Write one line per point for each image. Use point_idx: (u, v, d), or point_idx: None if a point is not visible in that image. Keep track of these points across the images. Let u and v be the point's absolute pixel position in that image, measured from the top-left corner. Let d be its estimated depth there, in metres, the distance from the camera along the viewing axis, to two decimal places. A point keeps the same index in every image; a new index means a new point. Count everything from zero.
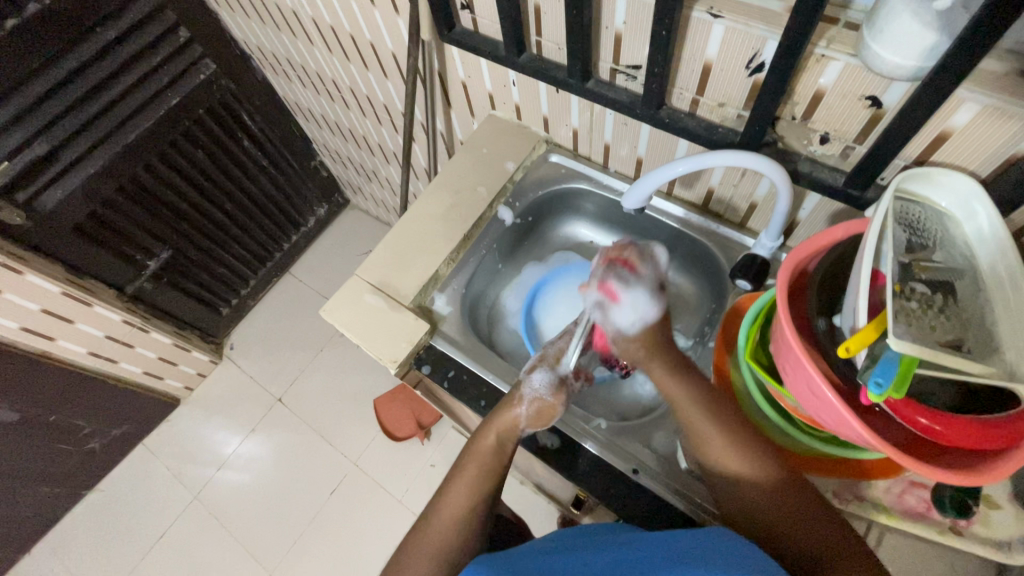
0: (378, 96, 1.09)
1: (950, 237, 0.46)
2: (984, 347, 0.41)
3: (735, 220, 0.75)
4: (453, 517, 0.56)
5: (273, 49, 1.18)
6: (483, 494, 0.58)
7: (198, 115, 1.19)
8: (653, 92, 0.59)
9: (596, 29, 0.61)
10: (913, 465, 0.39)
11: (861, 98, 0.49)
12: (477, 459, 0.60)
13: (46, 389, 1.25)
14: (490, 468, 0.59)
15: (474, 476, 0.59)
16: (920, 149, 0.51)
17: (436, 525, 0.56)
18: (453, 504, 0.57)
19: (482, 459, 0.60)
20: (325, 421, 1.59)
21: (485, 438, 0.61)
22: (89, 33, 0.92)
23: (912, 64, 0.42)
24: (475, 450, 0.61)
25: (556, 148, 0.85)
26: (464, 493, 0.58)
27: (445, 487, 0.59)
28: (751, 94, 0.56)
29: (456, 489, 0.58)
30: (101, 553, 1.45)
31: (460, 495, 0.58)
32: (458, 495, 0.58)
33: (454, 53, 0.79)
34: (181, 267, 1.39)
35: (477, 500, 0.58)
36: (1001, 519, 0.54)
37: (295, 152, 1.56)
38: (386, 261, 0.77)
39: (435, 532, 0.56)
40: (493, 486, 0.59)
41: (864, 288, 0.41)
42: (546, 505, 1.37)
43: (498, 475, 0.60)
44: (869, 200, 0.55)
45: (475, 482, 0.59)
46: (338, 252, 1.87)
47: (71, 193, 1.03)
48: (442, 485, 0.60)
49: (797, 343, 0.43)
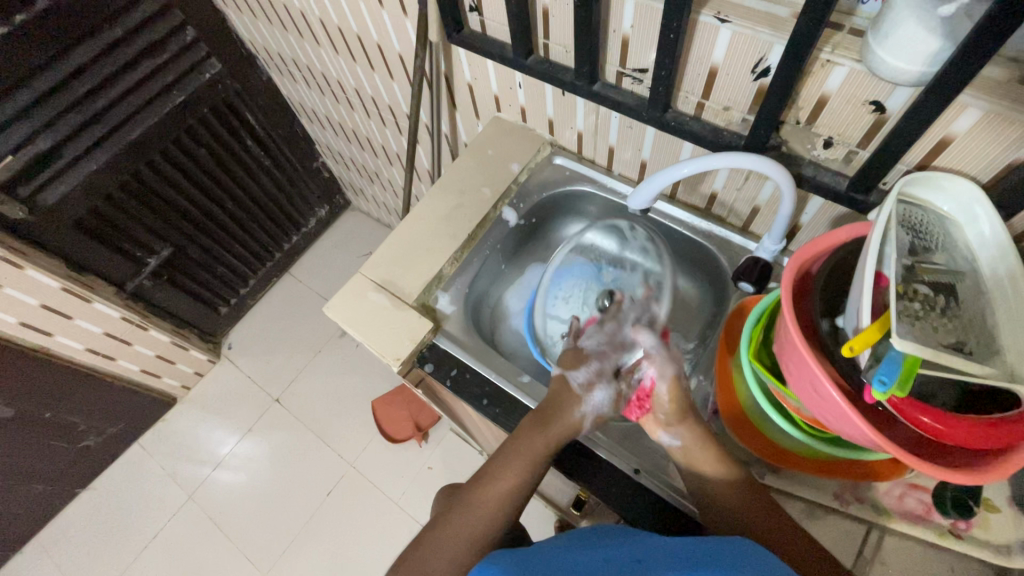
0: (383, 97, 1.09)
1: (951, 240, 0.47)
2: (985, 349, 0.41)
3: (737, 224, 0.75)
4: (496, 508, 0.57)
5: (279, 49, 1.19)
6: (524, 489, 0.59)
7: (202, 114, 1.20)
8: (659, 96, 0.60)
9: (604, 33, 0.62)
10: (916, 464, 0.39)
11: (865, 103, 0.50)
12: (529, 454, 0.60)
13: (43, 385, 1.24)
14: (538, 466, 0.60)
15: (521, 471, 0.59)
16: (922, 154, 0.52)
17: (478, 508, 0.57)
18: (497, 492, 0.58)
19: (532, 453, 0.60)
20: (323, 422, 1.59)
21: (535, 437, 0.61)
22: (97, 30, 0.92)
23: (916, 70, 0.42)
24: (526, 443, 0.61)
25: (560, 150, 0.86)
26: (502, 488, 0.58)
27: (490, 470, 0.60)
28: (755, 99, 0.57)
29: (502, 477, 0.59)
30: (93, 552, 1.43)
31: (506, 485, 0.58)
32: (496, 488, 0.58)
33: (461, 55, 0.80)
34: (181, 265, 1.38)
35: (517, 496, 0.58)
36: (1000, 522, 0.54)
37: (298, 152, 1.56)
38: (391, 259, 0.77)
39: (471, 519, 0.56)
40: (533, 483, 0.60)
41: (868, 288, 0.41)
42: (544, 509, 1.36)
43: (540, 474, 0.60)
44: (872, 204, 0.56)
45: (521, 477, 0.59)
46: (339, 253, 1.87)
47: (73, 188, 1.03)
48: (489, 465, 0.61)
49: (801, 342, 0.44)
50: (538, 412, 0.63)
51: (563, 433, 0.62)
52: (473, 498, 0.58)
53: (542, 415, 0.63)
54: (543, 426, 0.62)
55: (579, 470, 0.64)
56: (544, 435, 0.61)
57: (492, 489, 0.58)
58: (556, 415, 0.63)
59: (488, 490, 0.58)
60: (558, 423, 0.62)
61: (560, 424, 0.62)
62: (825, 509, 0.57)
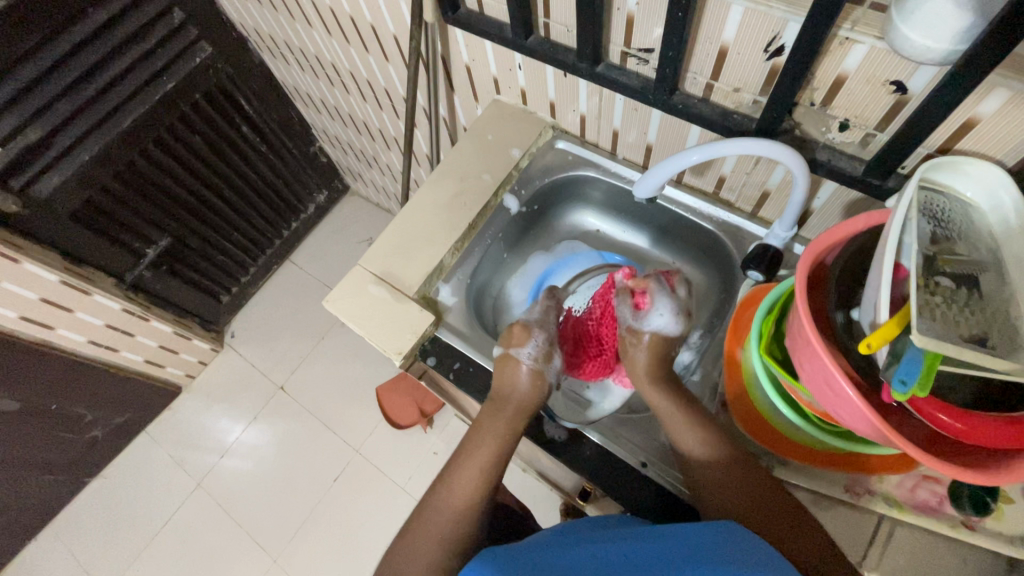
0: (379, 80, 1.06)
1: (975, 228, 0.45)
2: (1008, 342, 0.39)
3: (746, 209, 0.73)
4: (462, 502, 0.58)
5: (271, 31, 1.15)
6: (491, 477, 0.60)
7: (194, 100, 1.16)
8: (666, 77, 0.57)
9: (608, 10, 0.59)
10: (935, 463, 0.38)
11: (885, 83, 0.47)
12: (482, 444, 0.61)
13: (47, 378, 1.24)
14: (501, 448, 0.61)
15: (483, 457, 0.61)
16: (944, 137, 0.49)
17: (453, 504, 0.58)
18: (462, 486, 0.59)
19: (494, 434, 0.62)
20: (327, 408, 1.59)
21: (494, 423, 0.62)
22: (81, 14, 0.89)
23: (943, 48, 0.40)
24: (487, 427, 0.62)
25: (562, 134, 0.83)
26: (469, 481, 0.59)
27: (457, 465, 0.61)
28: (768, 79, 0.54)
29: (465, 469, 0.60)
30: (106, 539, 1.46)
31: (469, 483, 0.59)
32: (464, 483, 0.59)
33: (458, 36, 0.77)
34: (179, 253, 1.37)
35: (483, 484, 0.59)
36: (1015, 514, 0.54)
37: (293, 137, 1.53)
38: (390, 250, 0.76)
39: (445, 519, 0.56)
40: (499, 466, 0.61)
41: (887, 280, 0.39)
42: (548, 493, 1.37)
43: (505, 459, 0.62)
44: (890, 189, 0.53)
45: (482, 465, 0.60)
46: (338, 239, 1.85)
47: (67, 179, 1.01)
48: (453, 463, 0.62)
49: (815, 339, 0.42)
50: (493, 394, 0.65)
51: (523, 411, 0.63)
52: (443, 492, 0.59)
53: (500, 394, 0.65)
54: (502, 405, 0.64)
55: (585, 463, 0.63)
56: (496, 414, 0.63)
57: (458, 482, 0.59)
58: (509, 396, 0.64)
59: (455, 486, 0.59)
60: (516, 398, 0.64)
61: (517, 400, 0.64)
62: (835, 502, 0.57)
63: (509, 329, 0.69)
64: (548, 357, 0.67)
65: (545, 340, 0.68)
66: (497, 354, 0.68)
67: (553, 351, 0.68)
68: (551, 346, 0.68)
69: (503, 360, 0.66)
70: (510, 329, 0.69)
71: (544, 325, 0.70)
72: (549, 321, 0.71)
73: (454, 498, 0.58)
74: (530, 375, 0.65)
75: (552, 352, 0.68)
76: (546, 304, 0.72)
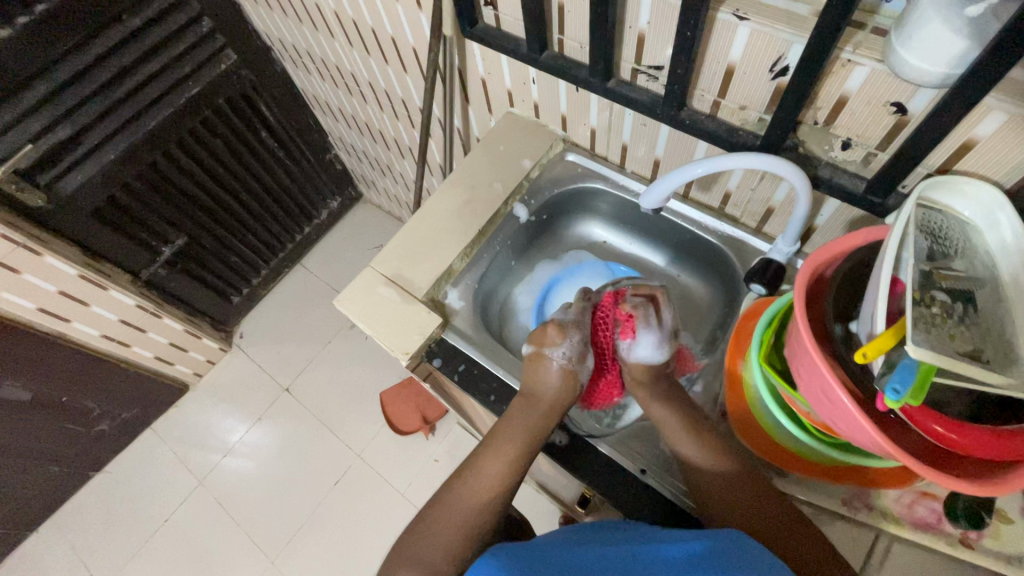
0: (396, 90, 1.09)
1: (972, 246, 0.46)
2: (1001, 358, 0.40)
3: (751, 224, 0.75)
4: (470, 505, 0.58)
5: (295, 41, 1.19)
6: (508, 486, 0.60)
7: (217, 104, 1.20)
8: (674, 93, 0.59)
9: (620, 29, 0.61)
10: (928, 473, 0.38)
11: (886, 104, 0.49)
12: (498, 446, 0.61)
13: (60, 370, 1.26)
14: (529, 445, 0.61)
15: (503, 461, 0.60)
16: (944, 158, 0.50)
17: (460, 504, 0.58)
18: (473, 489, 0.59)
19: (517, 439, 0.61)
20: (331, 412, 1.60)
21: (519, 425, 0.62)
22: (116, 20, 0.93)
23: (940, 71, 0.41)
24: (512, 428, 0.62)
25: (573, 147, 0.85)
26: (483, 483, 0.59)
27: (477, 457, 0.62)
28: (773, 98, 0.56)
29: (485, 470, 0.60)
30: (105, 534, 1.47)
31: (485, 486, 0.59)
32: (478, 484, 0.59)
33: (475, 49, 0.80)
34: (194, 253, 1.40)
35: (501, 489, 0.59)
36: (1013, 533, 0.54)
37: (310, 144, 1.56)
38: (401, 254, 0.78)
39: (450, 517, 0.57)
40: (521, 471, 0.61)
41: (883, 294, 0.41)
42: (548, 505, 1.37)
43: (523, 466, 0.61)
44: (890, 207, 0.55)
45: (502, 469, 0.60)
46: (349, 245, 1.88)
47: (92, 177, 1.05)
48: (468, 464, 0.62)
49: (815, 349, 0.43)
50: (524, 392, 0.66)
51: (555, 411, 0.63)
52: (452, 494, 0.59)
53: (531, 393, 0.65)
54: (532, 404, 0.64)
55: (585, 468, 0.63)
56: (522, 413, 0.63)
57: (471, 485, 0.59)
58: (542, 393, 0.65)
59: (468, 486, 0.59)
60: (551, 400, 0.64)
61: (551, 400, 0.64)
62: (833, 515, 0.57)
63: (543, 328, 0.69)
64: (582, 358, 0.68)
65: (580, 340, 0.68)
66: (529, 352, 0.68)
67: (588, 352, 0.68)
68: (586, 346, 0.68)
69: (536, 360, 0.67)
70: (544, 327, 0.69)
71: (581, 325, 0.69)
72: (585, 321, 0.70)
73: (458, 499, 0.58)
74: (561, 373, 0.65)
75: (586, 352, 0.68)
76: (581, 306, 0.71)
